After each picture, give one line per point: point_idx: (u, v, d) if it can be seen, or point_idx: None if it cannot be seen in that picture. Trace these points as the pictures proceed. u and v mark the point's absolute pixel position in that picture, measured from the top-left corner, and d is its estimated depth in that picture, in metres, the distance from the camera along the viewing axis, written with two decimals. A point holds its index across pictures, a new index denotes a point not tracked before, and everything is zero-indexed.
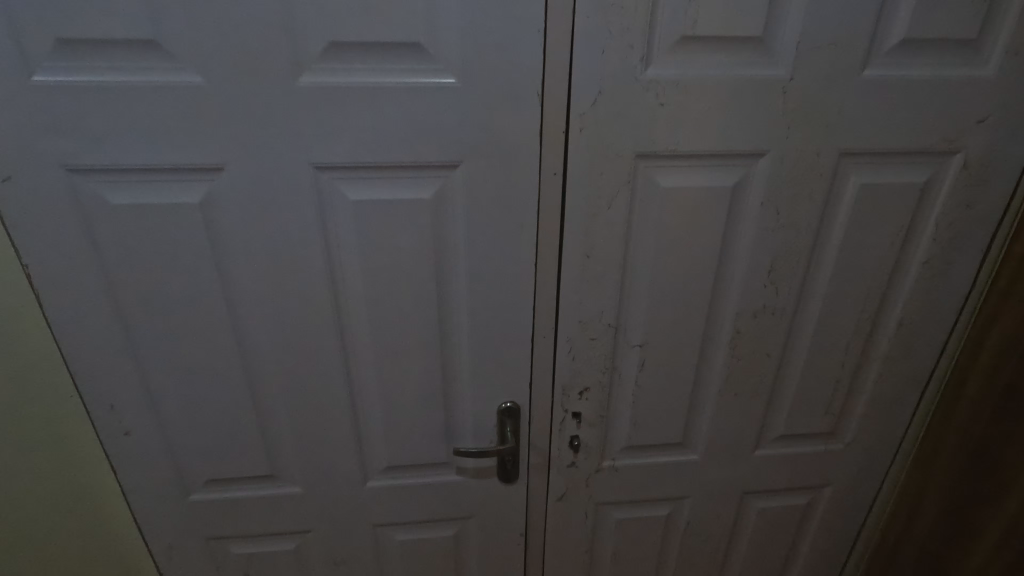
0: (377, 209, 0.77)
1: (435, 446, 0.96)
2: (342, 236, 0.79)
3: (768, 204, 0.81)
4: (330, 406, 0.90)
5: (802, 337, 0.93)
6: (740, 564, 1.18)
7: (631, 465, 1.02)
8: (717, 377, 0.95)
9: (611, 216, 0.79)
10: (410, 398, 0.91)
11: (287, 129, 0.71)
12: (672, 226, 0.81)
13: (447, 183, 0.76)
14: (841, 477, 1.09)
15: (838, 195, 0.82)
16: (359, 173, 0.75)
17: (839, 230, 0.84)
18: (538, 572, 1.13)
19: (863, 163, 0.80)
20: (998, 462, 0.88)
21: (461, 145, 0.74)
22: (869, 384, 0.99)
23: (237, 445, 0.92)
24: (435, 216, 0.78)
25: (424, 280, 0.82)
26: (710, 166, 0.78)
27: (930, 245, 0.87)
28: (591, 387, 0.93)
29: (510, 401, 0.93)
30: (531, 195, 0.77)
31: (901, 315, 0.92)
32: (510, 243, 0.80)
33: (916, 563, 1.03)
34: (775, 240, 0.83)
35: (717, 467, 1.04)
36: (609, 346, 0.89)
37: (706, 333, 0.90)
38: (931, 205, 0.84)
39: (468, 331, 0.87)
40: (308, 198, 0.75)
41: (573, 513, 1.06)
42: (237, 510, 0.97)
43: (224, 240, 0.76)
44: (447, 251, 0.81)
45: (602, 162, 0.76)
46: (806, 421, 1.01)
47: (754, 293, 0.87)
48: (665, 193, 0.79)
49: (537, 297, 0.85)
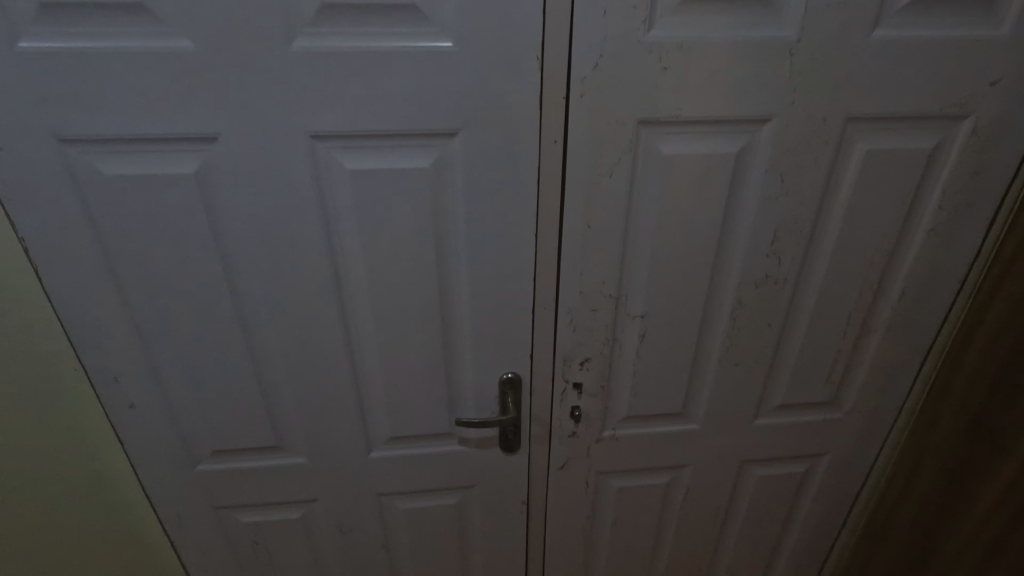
0: (375, 179, 0.76)
1: (437, 418, 0.97)
2: (340, 207, 0.78)
3: (772, 171, 0.79)
4: (332, 378, 0.91)
5: (804, 307, 0.92)
6: (738, 530, 1.21)
7: (631, 435, 1.03)
8: (718, 347, 0.95)
9: (613, 185, 0.78)
10: (412, 370, 0.92)
11: (281, 97, 0.69)
12: (675, 195, 0.80)
13: (445, 152, 0.75)
14: (840, 445, 1.10)
15: (844, 162, 0.80)
16: (356, 142, 0.73)
17: (844, 198, 0.83)
18: (540, 538, 1.15)
19: (870, 128, 0.78)
20: (996, 429, 0.88)
21: (459, 113, 0.72)
22: (869, 353, 0.99)
23: (242, 417, 0.92)
24: (433, 186, 0.77)
25: (424, 252, 0.81)
26: (714, 132, 0.77)
27: (935, 213, 0.85)
28: (592, 358, 0.93)
29: (511, 372, 0.94)
30: (532, 164, 0.76)
31: (904, 284, 0.92)
32: (510, 213, 0.79)
33: (910, 527, 1.05)
34: (779, 208, 0.82)
35: (716, 436, 1.06)
36: (610, 317, 0.89)
37: (708, 303, 0.90)
38: (938, 172, 0.82)
39: (468, 303, 0.87)
40: (305, 168, 0.74)
41: (574, 482, 1.08)
42: (243, 481, 0.99)
43: (222, 212, 0.76)
44: (447, 221, 0.80)
45: (604, 129, 0.74)
46: (805, 391, 1.02)
47: (756, 262, 0.87)
48: (668, 160, 0.78)
49: (538, 268, 0.84)
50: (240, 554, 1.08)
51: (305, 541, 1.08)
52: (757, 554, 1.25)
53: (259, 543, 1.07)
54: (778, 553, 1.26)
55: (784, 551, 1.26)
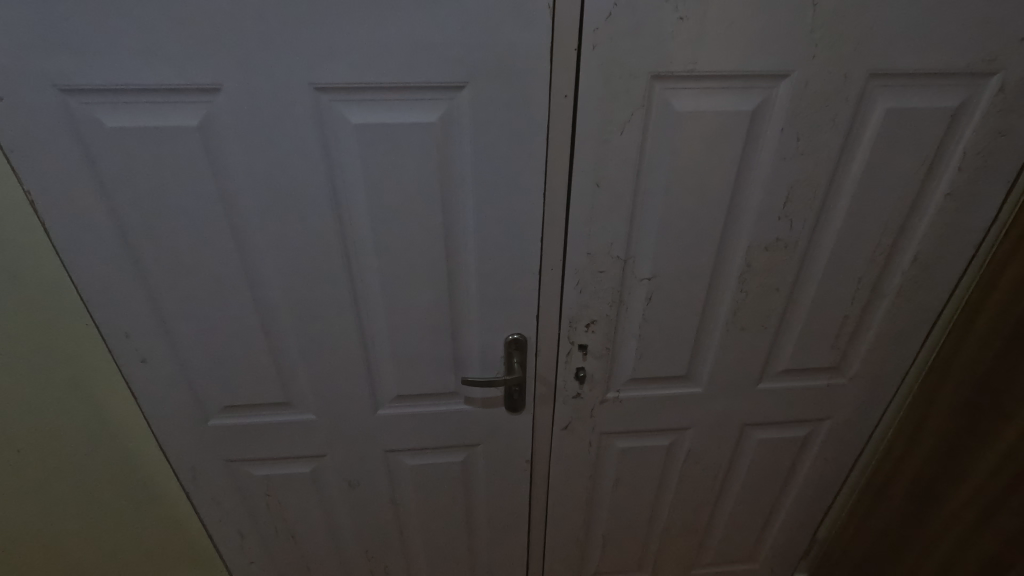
0: (381, 134, 0.74)
1: (443, 377, 0.99)
2: (346, 163, 0.77)
3: (789, 131, 0.77)
4: (340, 336, 0.92)
5: (813, 271, 0.92)
6: (737, 491, 1.23)
7: (635, 397, 1.04)
8: (725, 311, 0.95)
9: (624, 143, 0.76)
10: (418, 330, 0.93)
11: (285, 47, 0.67)
12: (687, 154, 0.78)
13: (452, 107, 0.73)
14: (842, 411, 1.11)
15: (863, 121, 0.78)
16: (361, 95, 0.72)
17: (861, 159, 0.81)
18: (543, 496, 1.18)
19: (893, 85, 0.75)
20: (1000, 395, 0.89)
21: (466, 65, 0.70)
22: (877, 319, 0.99)
23: (252, 373, 0.94)
24: (440, 142, 0.76)
25: (431, 210, 0.81)
26: (730, 88, 0.74)
27: (954, 176, 0.83)
28: (598, 320, 0.93)
29: (517, 333, 0.94)
30: (541, 120, 0.74)
31: (917, 249, 0.90)
32: (518, 172, 0.78)
33: (909, 489, 1.07)
34: (793, 170, 0.80)
35: (719, 399, 1.07)
36: (618, 279, 0.89)
37: (716, 267, 0.90)
38: (960, 132, 0.80)
39: (475, 264, 0.86)
40: (310, 122, 0.73)
41: (578, 442, 1.10)
42: (254, 436, 1.02)
43: (227, 167, 0.75)
44: (454, 179, 0.79)
45: (616, 83, 0.72)
46: (811, 356, 1.02)
47: (768, 225, 0.85)
48: (681, 118, 0.75)
49: (545, 229, 0.83)
50: (253, 506, 1.11)
51: (315, 495, 1.11)
52: (755, 515, 1.28)
53: (271, 496, 1.10)
54: (776, 515, 1.29)
55: (782, 512, 1.28)
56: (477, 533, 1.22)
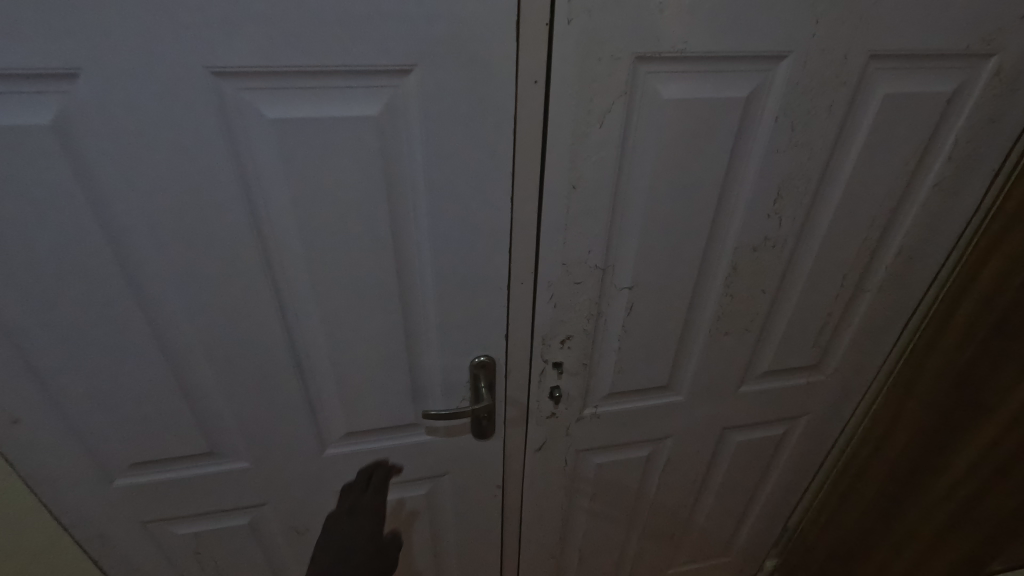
0: (306, 131, 0.59)
1: (400, 408, 0.86)
2: (264, 167, 0.61)
3: (783, 120, 0.68)
4: (273, 372, 0.77)
5: (800, 270, 0.85)
6: (715, 492, 1.19)
7: (613, 411, 0.96)
8: (708, 318, 0.87)
9: (604, 137, 0.65)
10: (368, 358, 0.79)
11: (164, 19, 0.50)
12: (673, 147, 0.68)
13: (395, 96, 0.59)
14: (818, 406, 1.08)
15: (861, 107, 0.70)
16: (278, 82, 0.56)
17: (856, 151, 0.74)
18: (516, 518, 1.09)
19: (893, 68, 0.68)
20: (982, 388, 0.87)
21: (411, 42, 0.56)
22: (858, 315, 0.94)
23: (163, 423, 0.77)
24: (383, 140, 0.61)
25: (376, 221, 0.67)
26: (723, 70, 0.64)
27: (944, 165, 0.78)
28: (574, 335, 0.83)
29: (483, 355, 0.83)
30: (508, 110, 0.61)
31: (902, 242, 0.86)
32: (482, 174, 0.65)
33: (884, 481, 1.07)
34: (786, 163, 0.72)
35: (698, 405, 1.00)
36: (596, 289, 0.79)
37: (701, 271, 0.81)
38: (955, 118, 0.74)
39: (433, 281, 0.74)
40: (211, 117, 0.56)
41: (553, 462, 1.01)
42: (175, 492, 0.85)
43: (101, 175, 0.58)
44: (400, 183, 0.65)
45: (595, 65, 0.60)
46: (791, 357, 0.97)
47: (757, 224, 0.77)
48: (669, 106, 0.65)
49: (514, 239, 0.72)
50: (181, 567, 0.95)
51: (257, 547, 0.96)
52: (731, 514, 1.25)
53: (202, 553, 0.94)
54: (750, 510, 1.26)
55: (756, 509, 1.26)
56: (445, 565, 1.11)
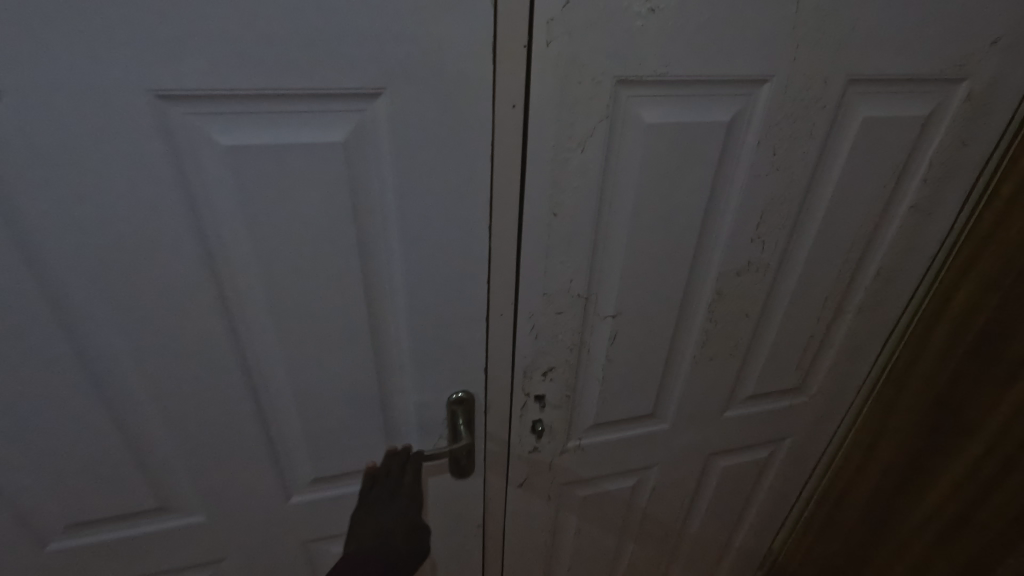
0: (264, 159, 0.54)
1: (372, 450, 0.80)
2: (217, 199, 0.55)
3: (765, 144, 0.67)
4: (230, 420, 0.70)
5: (783, 294, 0.84)
6: (700, 519, 1.16)
7: (597, 443, 0.92)
8: (692, 344, 0.85)
9: (585, 162, 0.62)
10: (337, 399, 0.73)
11: (98, 38, 0.45)
12: (656, 172, 0.66)
13: (363, 120, 0.54)
14: (801, 429, 1.07)
15: (841, 131, 0.70)
16: (231, 106, 0.51)
17: (836, 175, 0.73)
18: (497, 557, 1.03)
19: (870, 92, 0.68)
20: (964, 407, 0.88)
21: (380, 65, 0.51)
22: (839, 336, 0.94)
23: (105, 480, 0.70)
24: (350, 167, 0.56)
25: (344, 254, 0.62)
26: (705, 94, 0.62)
27: (919, 187, 0.78)
28: (556, 366, 0.79)
29: (461, 391, 0.78)
30: (486, 135, 0.58)
31: (880, 264, 0.86)
32: (458, 202, 0.61)
33: (869, 501, 1.06)
34: (768, 187, 0.71)
35: (683, 433, 0.97)
36: (578, 319, 0.75)
37: (685, 297, 0.79)
38: (928, 142, 0.74)
39: (406, 316, 0.69)
40: (155, 145, 0.50)
41: (536, 497, 0.96)
42: (119, 553, 0.76)
43: (23, 213, 0.50)
44: (369, 213, 0.60)
45: (575, 89, 0.57)
46: (775, 380, 0.96)
47: (740, 249, 0.76)
48: (651, 131, 0.62)
49: (493, 269, 0.68)
50: None
51: None
52: (717, 540, 1.22)
53: None
54: (735, 535, 1.24)
55: (741, 534, 1.24)
56: None
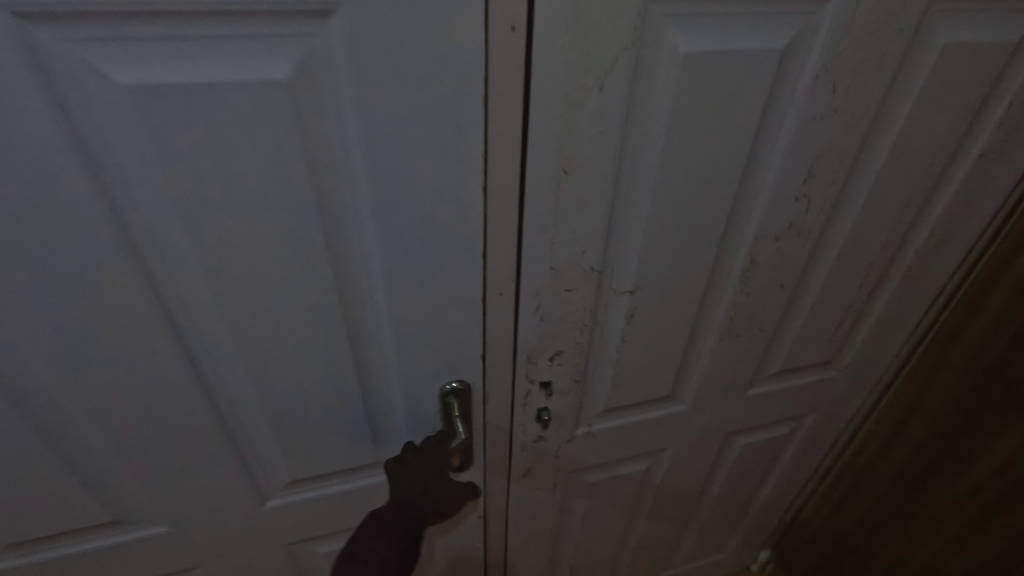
0: (183, 107, 0.40)
1: (356, 449, 0.70)
2: (126, 161, 0.42)
3: (824, 79, 0.54)
4: (184, 425, 0.59)
5: (824, 260, 0.73)
6: (714, 497, 1.09)
7: (608, 428, 0.83)
8: (719, 319, 0.74)
9: (604, 105, 0.49)
10: (310, 397, 0.62)
11: None
12: (691, 118, 0.53)
13: (315, 51, 0.41)
14: (827, 403, 0.98)
15: (914, 61, 0.57)
16: (128, 31, 0.37)
17: (901, 117, 0.61)
18: (500, 547, 0.96)
19: (957, 12, 0.54)
20: (1014, 384, 0.78)
21: None
22: (879, 306, 0.83)
23: (41, 496, 0.60)
24: (302, 116, 0.43)
25: (304, 231, 0.49)
26: (756, 13, 0.49)
27: (994, 131, 0.66)
28: (565, 350, 0.69)
29: (455, 381, 0.67)
30: (478, 70, 0.44)
31: (936, 223, 0.74)
32: (445, 160, 0.48)
33: (896, 477, 0.99)
34: (821, 134, 0.58)
35: (703, 413, 0.88)
36: (591, 296, 0.64)
37: (715, 268, 0.68)
38: (1014, 75, 0.61)
39: (386, 301, 0.57)
40: (29, 86, 0.37)
41: (541, 486, 0.88)
42: (73, 569, 0.68)
43: None
44: (332, 177, 0.47)
45: (593, 6, 0.44)
46: (805, 355, 0.86)
47: (781, 210, 0.64)
48: (687, 63, 0.49)
49: (490, 242, 0.55)
50: None
51: None
52: (729, 516, 1.16)
53: None
54: (747, 510, 1.17)
55: (755, 509, 1.18)
56: None
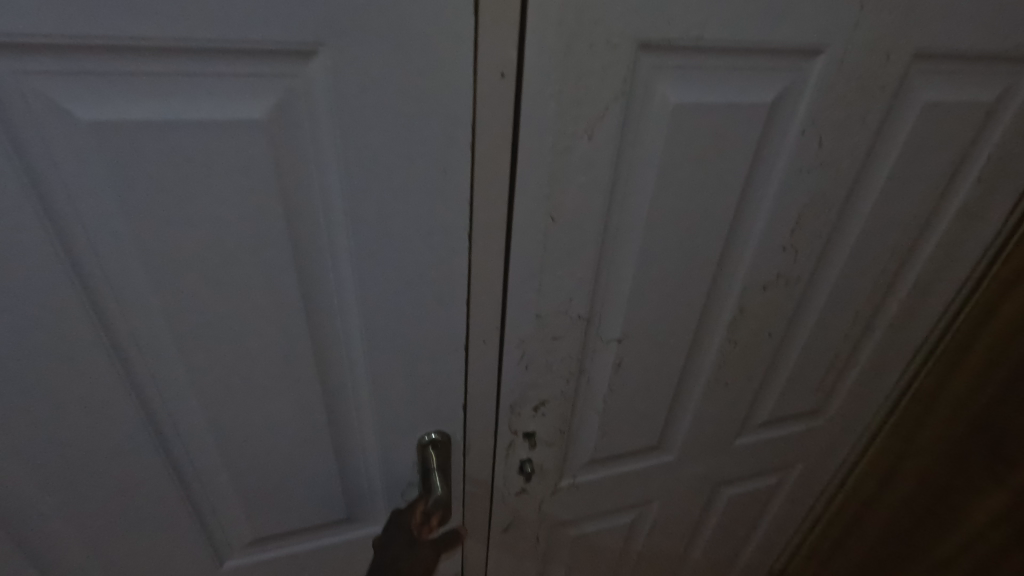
0: (149, 145, 0.38)
1: (325, 505, 0.65)
2: (84, 199, 0.39)
3: (810, 133, 0.54)
4: (135, 482, 0.54)
5: (811, 309, 0.72)
6: (701, 551, 1.05)
7: (593, 480, 0.79)
8: (707, 368, 0.72)
9: (594, 153, 0.48)
10: (277, 451, 0.58)
11: None
12: (680, 168, 0.52)
13: (295, 91, 0.39)
14: (815, 452, 0.96)
15: (896, 118, 0.57)
16: (91, 64, 0.35)
17: (885, 171, 0.61)
18: None
19: (936, 73, 0.55)
20: (1004, 436, 0.77)
21: (315, 11, 0.36)
22: (865, 355, 0.83)
23: None
24: (280, 157, 0.41)
25: (276, 276, 0.46)
26: (745, 68, 0.49)
27: (973, 187, 0.67)
28: (549, 400, 0.66)
29: (435, 432, 0.63)
30: (465, 116, 0.43)
31: (919, 274, 0.74)
32: (429, 205, 0.46)
33: (885, 529, 0.97)
34: (808, 186, 0.58)
35: (690, 463, 0.85)
36: (578, 345, 0.62)
37: (703, 316, 0.66)
38: (990, 133, 0.63)
39: (363, 350, 0.53)
40: None
41: (522, 541, 0.83)
42: None
43: None
44: (310, 220, 0.45)
45: (584, 56, 0.43)
46: (793, 403, 0.85)
47: (769, 260, 0.63)
48: (676, 114, 0.49)
49: (474, 288, 0.53)
50: None
51: None
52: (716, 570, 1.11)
53: None
54: (735, 564, 1.13)
55: (742, 562, 1.13)
56: None
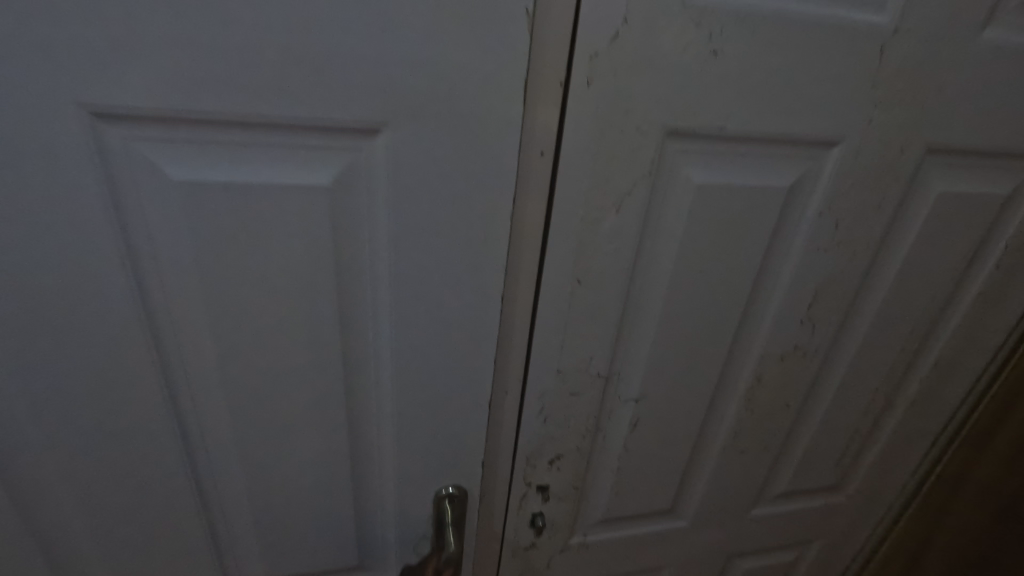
0: (227, 200, 0.43)
1: (338, 548, 0.66)
2: (163, 243, 0.44)
3: (826, 216, 0.58)
4: (163, 510, 0.56)
5: (829, 383, 0.73)
6: None
7: (604, 540, 0.79)
8: (723, 434, 0.73)
9: (620, 225, 0.52)
10: (299, 489, 0.60)
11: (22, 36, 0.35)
12: (701, 242, 0.56)
13: (358, 161, 0.44)
14: (834, 531, 0.93)
15: (911, 206, 0.60)
16: (189, 132, 0.40)
17: (901, 254, 0.63)
18: None
19: (949, 167, 0.59)
20: None
21: (382, 96, 0.42)
22: (886, 432, 0.82)
23: None
24: (337, 217, 0.46)
25: (321, 322, 0.50)
26: (765, 156, 0.53)
27: (991, 273, 0.69)
28: (565, 455, 0.67)
29: (452, 487, 0.64)
30: (505, 188, 0.47)
31: (938, 354, 0.75)
32: (465, 265, 0.50)
33: None
34: (824, 264, 0.61)
35: (703, 531, 0.84)
36: (595, 403, 0.64)
37: (720, 383, 0.68)
38: (1006, 224, 0.65)
39: (391, 397, 0.56)
40: (89, 172, 0.40)
41: None
42: None
43: None
44: (356, 273, 0.49)
45: (615, 140, 0.48)
46: (811, 477, 0.84)
47: (787, 332, 0.65)
48: (699, 194, 0.53)
49: (500, 342, 0.56)
50: None
51: None
52: None
53: None
54: None
55: None
56: None
